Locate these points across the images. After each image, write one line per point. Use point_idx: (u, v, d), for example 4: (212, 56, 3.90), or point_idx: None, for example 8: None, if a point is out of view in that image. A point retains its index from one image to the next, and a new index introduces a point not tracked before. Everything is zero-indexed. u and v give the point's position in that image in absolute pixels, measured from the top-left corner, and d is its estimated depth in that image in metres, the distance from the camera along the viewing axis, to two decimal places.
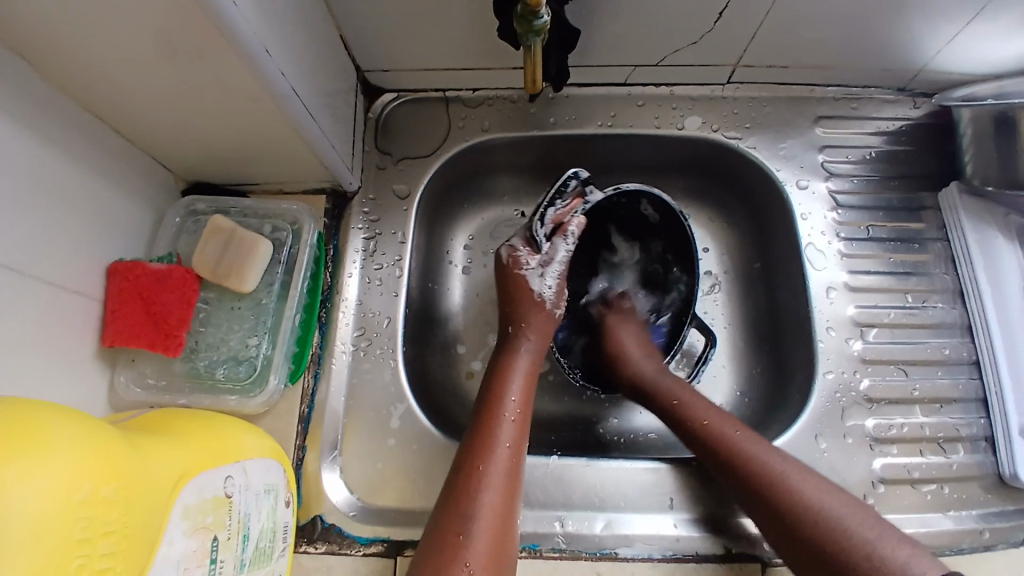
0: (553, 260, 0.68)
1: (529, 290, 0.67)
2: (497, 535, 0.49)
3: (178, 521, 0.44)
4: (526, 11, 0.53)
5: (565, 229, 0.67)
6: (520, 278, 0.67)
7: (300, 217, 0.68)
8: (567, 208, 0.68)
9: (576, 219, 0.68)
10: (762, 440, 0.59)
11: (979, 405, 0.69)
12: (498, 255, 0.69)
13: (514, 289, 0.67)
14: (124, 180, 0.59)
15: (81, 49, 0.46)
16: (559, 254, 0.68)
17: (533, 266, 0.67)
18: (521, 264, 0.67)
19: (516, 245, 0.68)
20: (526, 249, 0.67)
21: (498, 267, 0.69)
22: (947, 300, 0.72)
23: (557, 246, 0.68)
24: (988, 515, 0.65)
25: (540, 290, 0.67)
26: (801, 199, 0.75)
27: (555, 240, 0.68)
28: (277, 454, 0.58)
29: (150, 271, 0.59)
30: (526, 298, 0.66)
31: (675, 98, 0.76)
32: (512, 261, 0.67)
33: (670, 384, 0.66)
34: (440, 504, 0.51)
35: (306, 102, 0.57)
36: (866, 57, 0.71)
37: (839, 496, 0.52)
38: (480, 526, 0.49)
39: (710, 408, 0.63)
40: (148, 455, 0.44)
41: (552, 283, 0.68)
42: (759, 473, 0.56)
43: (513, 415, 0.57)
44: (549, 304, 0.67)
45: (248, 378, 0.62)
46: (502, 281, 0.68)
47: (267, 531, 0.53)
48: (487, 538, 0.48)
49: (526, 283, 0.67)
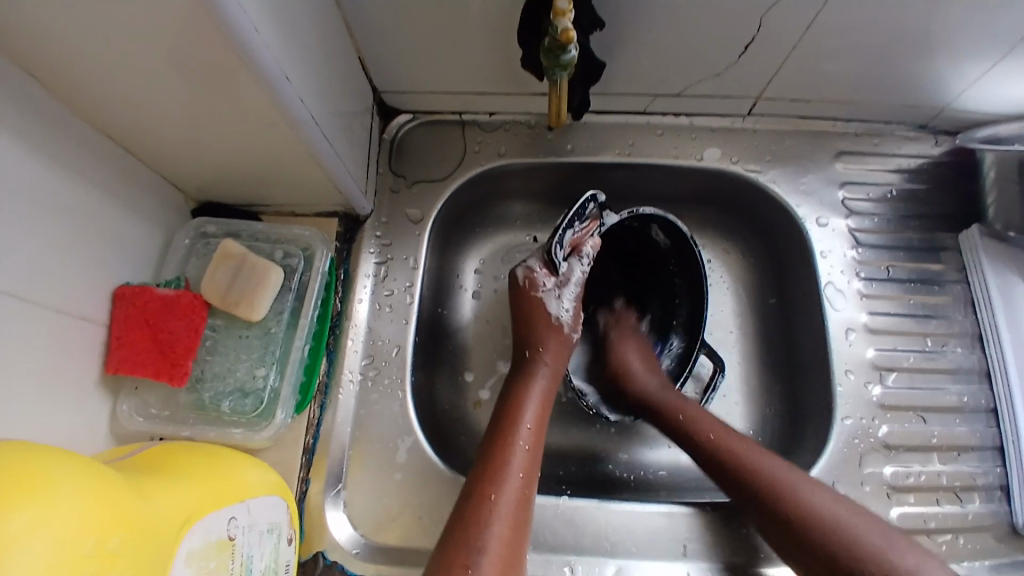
0: (570, 281, 0.66)
1: (546, 312, 0.65)
2: (504, 567, 0.47)
3: (182, 568, 0.42)
4: (555, 45, 0.52)
5: (581, 251, 0.65)
6: (537, 300, 0.65)
7: (313, 243, 0.67)
8: (584, 230, 0.66)
9: (592, 241, 0.66)
10: (768, 454, 0.59)
11: (995, 454, 0.68)
12: (513, 275, 0.67)
13: (530, 310, 0.66)
14: (134, 202, 0.58)
15: (98, 73, 0.44)
16: (575, 275, 0.66)
17: (549, 287, 0.66)
18: (537, 285, 0.65)
19: (532, 267, 0.66)
20: (543, 270, 0.66)
21: (512, 288, 0.67)
22: (965, 344, 0.71)
23: (573, 267, 0.66)
24: (1002, 566, 0.64)
25: (557, 312, 0.66)
26: (820, 236, 0.74)
27: (571, 261, 0.66)
28: (282, 489, 0.55)
29: (158, 298, 0.57)
30: (544, 321, 0.65)
31: (694, 129, 0.75)
32: (529, 282, 0.66)
33: (677, 399, 0.66)
34: (447, 532, 0.50)
35: (323, 125, 0.56)
36: (888, 95, 0.70)
37: (858, 513, 0.52)
38: (488, 558, 0.47)
39: (717, 423, 0.62)
40: (151, 501, 0.42)
41: (568, 304, 0.67)
42: (779, 499, 0.54)
43: (526, 442, 0.56)
44: (567, 328, 0.66)
45: (255, 411, 0.60)
46: (516, 301, 0.67)
47: (270, 572, 0.51)
48: (495, 569, 0.47)
49: (542, 305, 0.65)
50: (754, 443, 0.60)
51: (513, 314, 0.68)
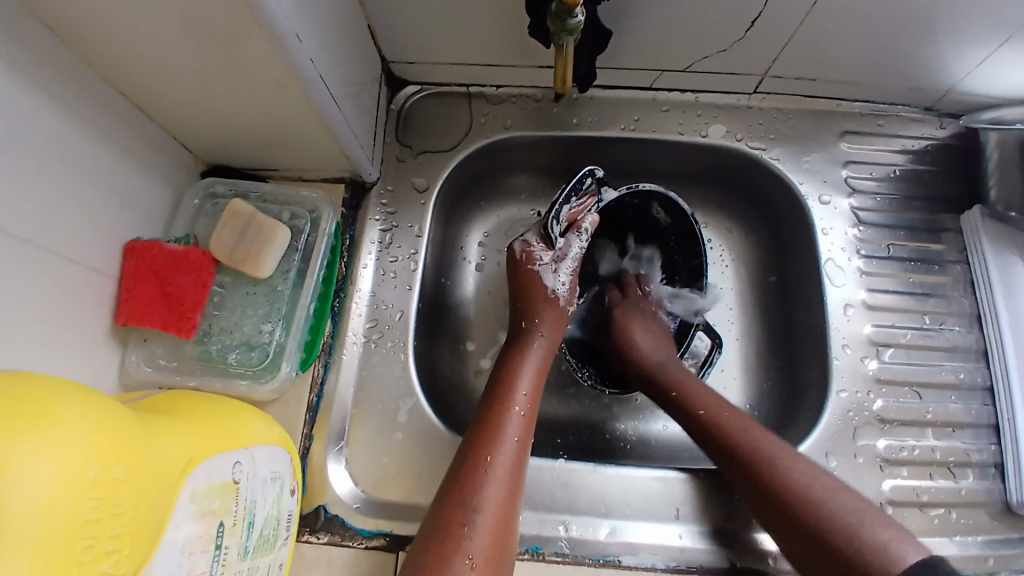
0: (566, 256, 0.66)
1: (542, 286, 0.66)
2: (498, 526, 0.48)
3: (185, 505, 0.44)
4: (562, 10, 0.53)
5: (579, 226, 0.66)
6: (534, 273, 0.66)
7: (319, 205, 0.68)
8: (581, 206, 0.66)
9: (589, 217, 0.66)
10: (763, 430, 0.59)
11: (990, 432, 0.68)
12: (510, 250, 0.68)
13: (527, 283, 0.66)
14: (145, 159, 0.59)
15: (113, 26, 0.46)
16: (573, 250, 0.66)
17: (546, 261, 0.66)
18: (535, 259, 0.66)
19: (529, 241, 0.67)
20: (540, 245, 0.66)
21: (510, 261, 0.68)
22: (963, 324, 0.72)
23: (571, 243, 0.66)
24: (994, 541, 0.65)
25: (554, 287, 0.66)
26: (822, 214, 0.74)
27: (569, 236, 0.66)
28: (284, 442, 0.57)
29: (167, 253, 0.58)
30: (540, 294, 0.66)
31: (699, 105, 0.76)
32: (526, 257, 0.66)
33: (677, 374, 0.66)
34: (442, 495, 0.50)
35: (332, 90, 0.57)
36: (894, 75, 0.70)
37: (844, 493, 0.52)
38: (483, 518, 0.48)
39: (714, 398, 0.63)
40: (158, 438, 0.43)
41: (565, 279, 0.67)
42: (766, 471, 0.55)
43: (522, 408, 0.56)
44: (562, 301, 0.67)
45: (260, 364, 0.62)
46: (514, 275, 0.67)
47: (271, 519, 0.53)
48: (489, 530, 0.47)
49: (539, 279, 0.66)
50: (748, 419, 0.60)
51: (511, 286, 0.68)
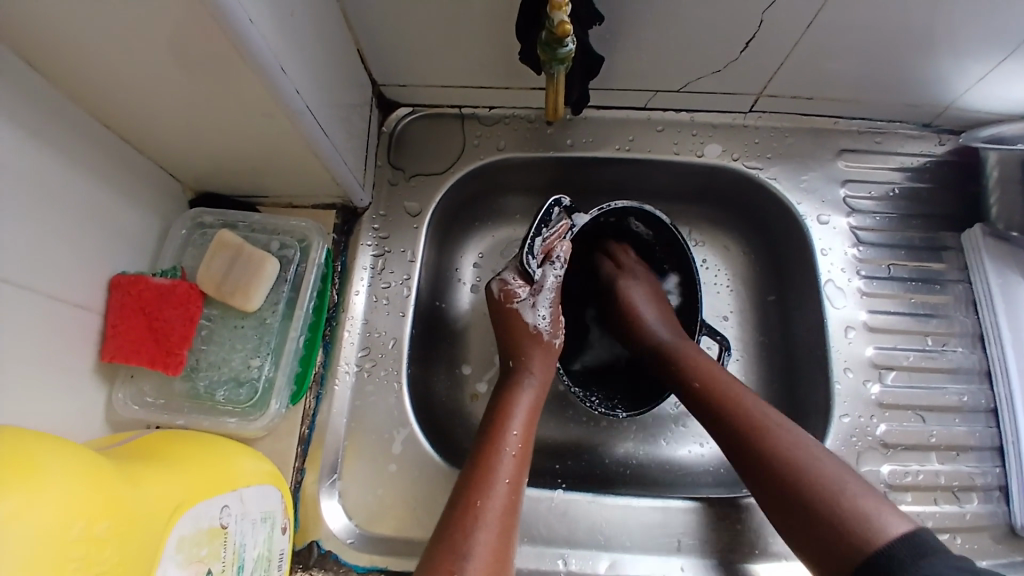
0: (543, 288, 0.65)
1: (523, 323, 0.64)
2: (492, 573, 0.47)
3: (173, 554, 0.43)
4: (551, 39, 0.52)
5: (553, 257, 0.64)
6: (514, 311, 0.64)
7: (309, 234, 0.67)
8: (555, 234, 0.64)
9: (564, 245, 0.65)
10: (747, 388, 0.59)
11: (995, 454, 0.67)
12: (488, 290, 0.67)
13: (508, 321, 0.65)
14: (132, 191, 0.58)
15: (94, 62, 0.44)
16: (549, 281, 0.65)
17: (524, 297, 0.65)
18: (512, 297, 0.64)
19: (506, 279, 0.65)
20: (516, 280, 0.65)
21: (489, 302, 0.66)
22: (966, 344, 0.71)
23: (547, 274, 0.65)
24: (1000, 567, 0.64)
25: (535, 321, 0.64)
26: (821, 234, 0.73)
27: (545, 267, 0.64)
28: (275, 479, 0.56)
29: (153, 287, 0.57)
30: (523, 331, 0.64)
31: (695, 125, 0.75)
32: (504, 294, 0.65)
33: (669, 339, 0.66)
34: (432, 544, 0.49)
35: (319, 118, 0.56)
36: (890, 93, 0.70)
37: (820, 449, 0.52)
38: (474, 564, 0.46)
39: (703, 360, 0.62)
40: (142, 488, 0.42)
41: (545, 312, 0.65)
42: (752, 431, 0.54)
43: (513, 449, 0.55)
44: (547, 336, 0.65)
45: (248, 401, 0.61)
46: (495, 314, 0.66)
47: (262, 561, 0.52)
48: None
49: (519, 316, 0.64)
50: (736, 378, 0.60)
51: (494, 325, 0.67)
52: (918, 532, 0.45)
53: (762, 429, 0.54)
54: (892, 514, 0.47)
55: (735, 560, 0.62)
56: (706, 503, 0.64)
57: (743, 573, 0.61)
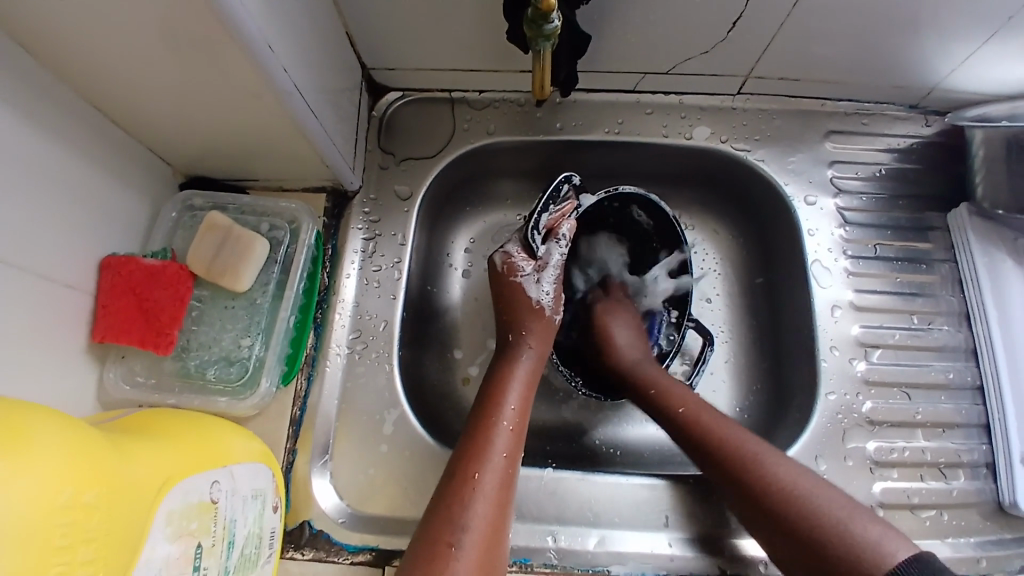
0: (548, 265, 0.66)
1: (526, 297, 0.65)
2: (486, 545, 0.48)
3: (162, 527, 0.43)
4: (537, 16, 0.52)
5: (557, 233, 0.66)
6: (517, 285, 0.65)
7: (298, 216, 0.67)
8: (560, 213, 0.66)
9: (568, 223, 0.66)
10: (734, 424, 0.59)
11: (981, 431, 0.68)
12: (492, 260, 0.67)
13: (511, 295, 0.65)
14: (121, 173, 0.58)
15: (81, 41, 0.44)
16: (554, 259, 0.66)
17: (528, 272, 0.65)
18: (517, 270, 0.65)
19: (511, 252, 0.65)
20: (521, 254, 0.65)
21: (492, 274, 0.67)
22: (952, 323, 0.71)
23: (552, 251, 0.66)
24: (986, 543, 0.64)
25: (538, 297, 0.65)
26: (808, 215, 0.74)
27: (549, 244, 0.66)
28: (266, 457, 0.56)
29: (143, 267, 0.58)
30: (525, 305, 0.65)
31: (683, 107, 0.75)
32: (507, 267, 0.65)
33: (657, 373, 0.66)
34: (427, 516, 0.49)
35: (309, 100, 0.56)
36: (878, 73, 0.70)
37: (816, 482, 0.52)
38: (471, 536, 0.47)
39: (692, 396, 0.63)
40: (131, 460, 0.43)
41: (548, 288, 0.66)
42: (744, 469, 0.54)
43: (510, 423, 0.56)
44: (548, 311, 0.66)
45: (239, 380, 0.61)
46: (497, 288, 0.66)
47: (253, 537, 0.52)
48: (476, 550, 0.47)
49: (522, 290, 0.65)
50: (725, 416, 0.60)
51: (494, 299, 0.67)
52: (921, 555, 0.44)
53: (751, 465, 0.54)
54: (896, 538, 0.46)
55: (723, 535, 0.62)
56: (697, 482, 0.65)
57: (731, 548, 0.62)
